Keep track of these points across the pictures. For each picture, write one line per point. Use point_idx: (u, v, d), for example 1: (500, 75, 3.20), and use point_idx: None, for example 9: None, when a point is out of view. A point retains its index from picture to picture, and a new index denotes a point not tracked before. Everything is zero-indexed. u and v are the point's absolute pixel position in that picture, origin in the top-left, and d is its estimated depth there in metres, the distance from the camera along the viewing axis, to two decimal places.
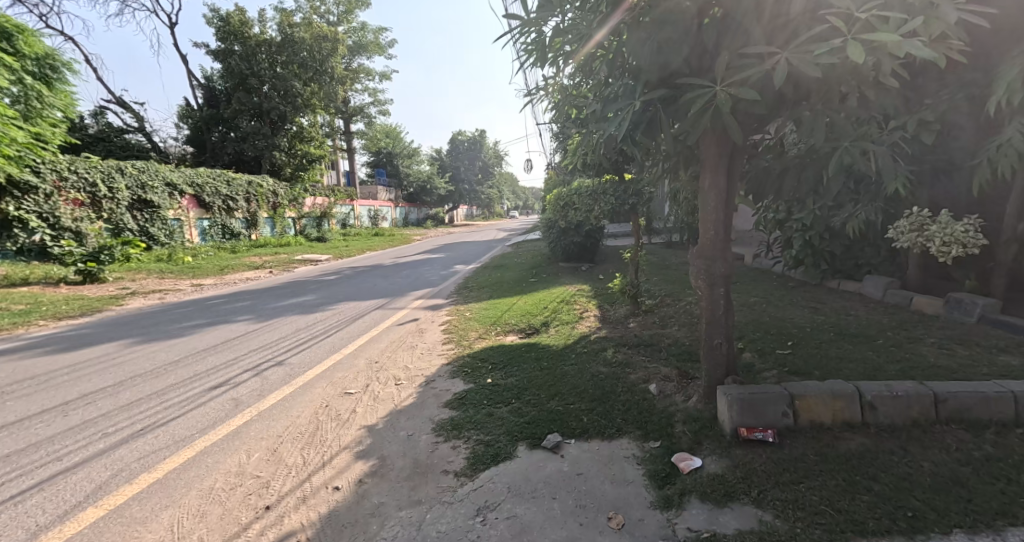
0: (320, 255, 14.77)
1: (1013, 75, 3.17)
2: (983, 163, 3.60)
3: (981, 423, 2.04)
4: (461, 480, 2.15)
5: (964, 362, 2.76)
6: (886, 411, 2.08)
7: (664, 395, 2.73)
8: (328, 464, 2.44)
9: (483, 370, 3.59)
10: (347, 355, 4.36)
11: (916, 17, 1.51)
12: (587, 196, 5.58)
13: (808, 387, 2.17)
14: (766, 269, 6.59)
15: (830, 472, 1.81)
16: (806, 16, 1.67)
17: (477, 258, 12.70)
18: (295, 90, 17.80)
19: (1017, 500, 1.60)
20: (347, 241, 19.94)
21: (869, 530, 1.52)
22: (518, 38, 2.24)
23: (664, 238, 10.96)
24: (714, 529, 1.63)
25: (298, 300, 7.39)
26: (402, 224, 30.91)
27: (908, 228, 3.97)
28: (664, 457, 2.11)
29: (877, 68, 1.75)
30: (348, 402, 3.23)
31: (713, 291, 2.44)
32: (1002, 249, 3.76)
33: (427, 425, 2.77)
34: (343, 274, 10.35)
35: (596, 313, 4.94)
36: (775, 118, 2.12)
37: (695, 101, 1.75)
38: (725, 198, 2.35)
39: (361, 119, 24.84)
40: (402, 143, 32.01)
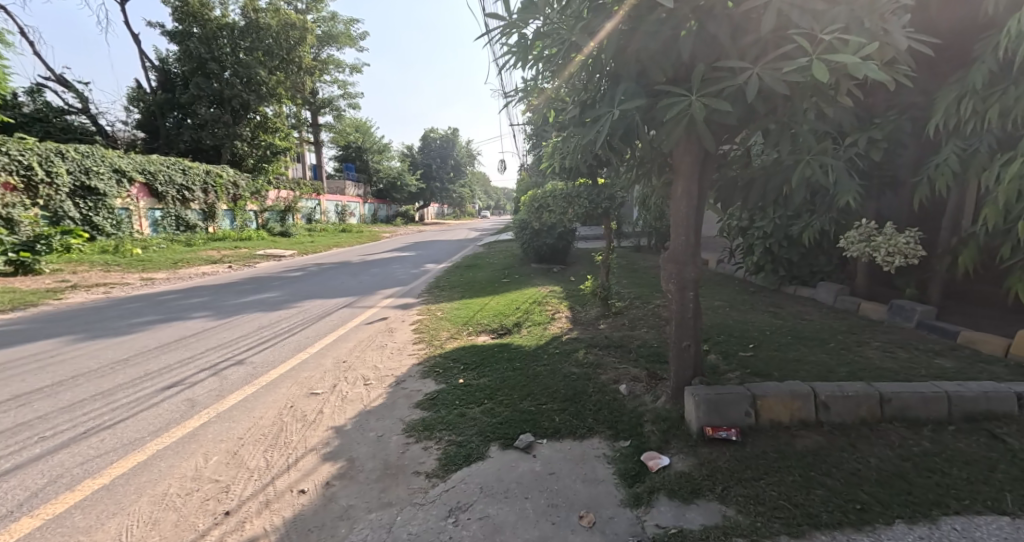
0: (283, 250, 14.28)
1: (950, 100, 3.48)
2: (923, 179, 3.90)
3: (920, 421, 2.20)
4: (433, 481, 2.14)
5: (905, 364, 2.97)
6: (838, 410, 2.22)
7: (634, 395, 2.80)
8: (293, 466, 2.37)
9: (455, 370, 3.58)
10: (313, 355, 4.23)
11: (874, 41, 1.62)
12: (561, 198, 5.66)
13: (768, 388, 2.28)
14: (728, 274, 6.87)
15: (787, 468, 1.91)
16: (775, 35, 1.77)
17: (447, 257, 12.61)
18: (259, 78, 17.12)
19: (951, 492, 1.74)
20: (312, 236, 19.36)
21: (822, 523, 1.61)
22: (498, 39, 2.25)
23: (633, 242, 11.22)
24: (681, 525, 1.69)
25: (260, 297, 7.12)
26: (369, 221, 30.30)
27: (858, 238, 4.23)
28: (633, 456, 2.17)
29: (837, 87, 1.86)
30: (315, 402, 3.15)
31: (683, 295, 2.53)
32: (938, 259, 4.06)
33: (397, 426, 2.73)
34: (308, 271, 10.05)
35: (568, 314, 5.02)
36: (744, 131, 2.23)
37: (671, 110, 1.81)
38: (696, 205, 2.44)
39: (329, 111, 24.16)
40: (371, 138, 31.33)
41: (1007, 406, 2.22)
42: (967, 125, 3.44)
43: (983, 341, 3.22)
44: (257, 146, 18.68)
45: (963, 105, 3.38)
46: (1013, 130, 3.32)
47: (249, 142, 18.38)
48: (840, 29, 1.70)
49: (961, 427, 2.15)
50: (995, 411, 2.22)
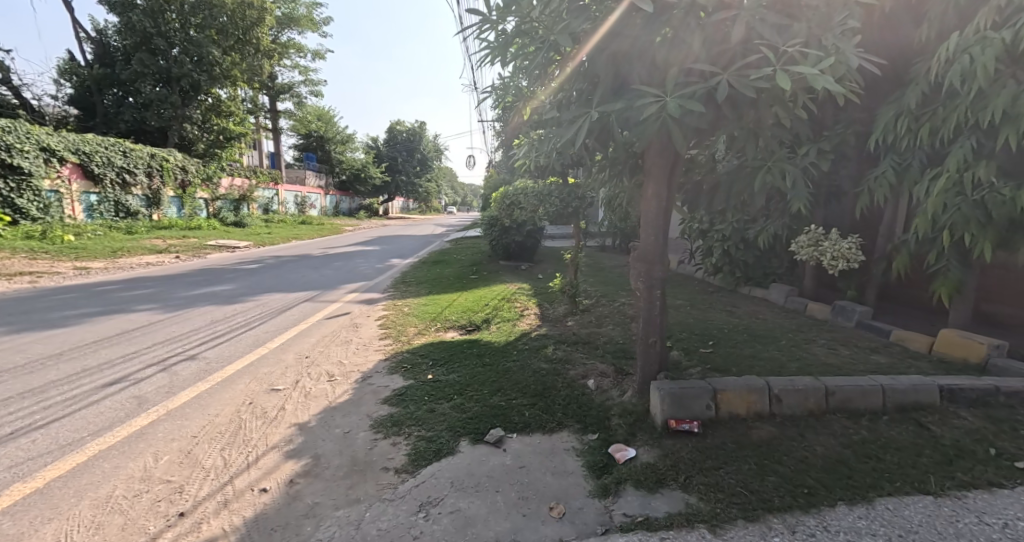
0: (238, 241, 13.60)
1: (888, 117, 3.78)
2: (864, 190, 4.21)
3: (859, 411, 2.39)
4: (402, 477, 2.13)
5: (847, 361, 3.21)
6: (789, 403, 2.38)
7: (601, 390, 2.89)
8: (253, 465, 2.28)
9: (423, 366, 3.55)
10: (273, 350, 4.08)
11: (830, 56, 1.75)
12: (532, 197, 5.72)
13: (727, 382, 2.41)
14: (689, 274, 7.16)
15: (744, 458, 2.03)
16: (743, 46, 1.87)
17: (413, 253, 12.45)
18: (212, 58, 16.19)
19: (884, 476, 1.90)
20: (269, 228, 18.55)
21: (775, 507, 1.73)
22: (476, 34, 2.25)
23: (598, 241, 11.46)
24: (647, 514, 1.76)
25: (212, 289, 6.77)
26: (329, 213, 29.36)
27: (807, 242, 4.52)
28: (601, 449, 2.24)
29: (794, 99, 1.99)
30: (276, 399, 3.04)
31: (651, 292, 2.64)
32: (876, 264, 4.40)
33: (364, 422, 2.68)
34: (265, 263, 9.65)
35: (536, 311, 5.08)
36: (711, 136, 2.34)
37: (646, 115, 1.87)
38: (665, 206, 2.54)
39: (289, 97, 23.18)
40: (334, 128, 30.31)
41: (933, 397, 2.44)
42: (902, 141, 3.75)
43: (912, 339, 3.52)
44: (209, 130, 17.80)
45: (899, 123, 3.68)
46: (941, 148, 3.64)
47: (199, 125, 17.47)
48: (801, 44, 1.82)
49: (894, 417, 2.35)
50: (923, 402, 2.43)
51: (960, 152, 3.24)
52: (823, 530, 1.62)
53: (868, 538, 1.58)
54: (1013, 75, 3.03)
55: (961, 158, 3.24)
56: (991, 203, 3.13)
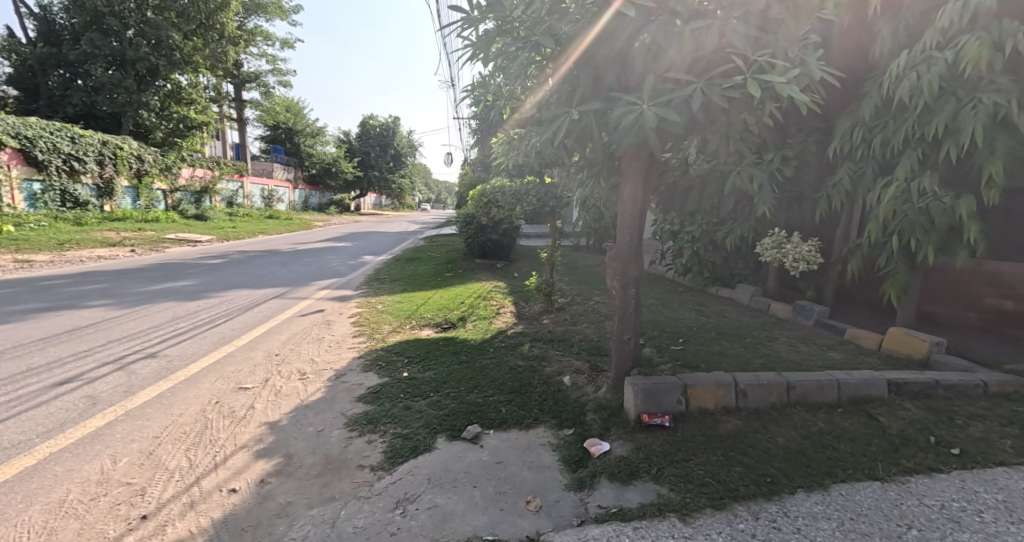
0: (200, 235, 13.06)
1: (846, 127, 4.00)
2: (823, 196, 4.45)
3: (818, 404, 2.53)
4: (379, 474, 2.12)
5: (806, 357, 3.38)
6: (754, 397, 2.50)
7: (577, 386, 2.94)
8: (221, 466, 2.21)
9: (399, 364, 3.52)
10: (240, 348, 3.95)
11: (796, 67, 1.85)
12: (510, 195, 5.76)
13: (696, 378, 2.51)
14: (660, 274, 7.36)
15: (712, 449, 2.12)
16: (716, 55, 1.95)
17: (387, 249, 12.29)
18: (171, 42, 15.45)
19: (838, 464, 2.02)
20: (232, 221, 17.86)
21: (740, 495, 1.82)
22: (457, 32, 2.25)
23: (573, 241, 11.61)
24: (621, 505, 1.82)
25: (173, 285, 6.49)
26: (297, 208, 28.54)
27: (771, 245, 4.73)
28: (576, 443, 2.29)
29: (762, 107, 2.09)
30: (244, 398, 2.95)
31: (625, 292, 2.72)
32: (833, 266, 4.65)
33: (338, 420, 2.65)
34: (230, 258, 9.32)
35: (512, 309, 5.11)
36: (684, 140, 2.43)
37: (625, 117, 1.93)
38: (641, 206, 2.61)
39: (256, 87, 22.38)
40: (304, 120, 29.45)
41: (883, 390, 2.60)
42: (857, 151, 3.98)
43: (864, 337, 3.73)
44: (167, 117, 16.77)
45: (855, 133, 3.90)
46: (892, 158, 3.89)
47: (157, 112, 16.45)
48: (769, 55, 1.92)
49: (848, 409, 2.50)
50: (874, 395, 2.59)
51: (908, 162, 3.47)
52: (783, 515, 1.71)
53: (823, 521, 1.68)
54: (954, 93, 3.27)
55: (909, 168, 3.47)
56: (935, 210, 3.37)
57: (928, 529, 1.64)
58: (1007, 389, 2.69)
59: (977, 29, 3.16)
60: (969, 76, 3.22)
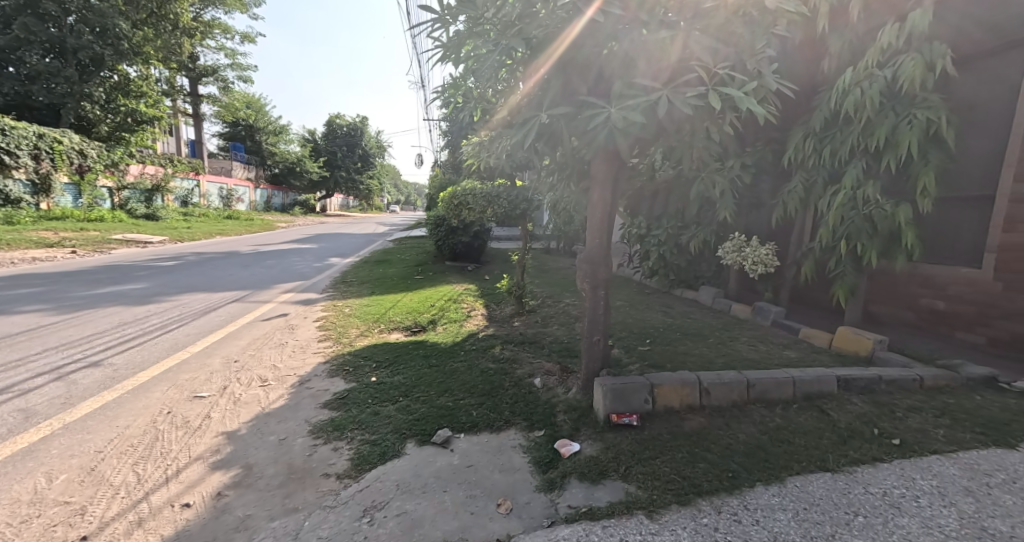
0: (152, 236, 12.41)
1: (799, 137, 4.21)
2: (779, 202, 4.66)
3: (776, 401, 2.65)
4: (345, 482, 2.06)
5: (765, 356, 3.53)
6: (717, 395, 2.59)
7: (547, 387, 2.97)
8: (173, 479, 2.10)
9: (367, 368, 3.45)
10: (195, 355, 3.76)
11: (753, 80, 1.94)
12: (481, 198, 5.76)
13: (663, 377, 2.58)
14: (628, 277, 7.52)
15: (677, 447, 2.18)
16: (681, 64, 2.01)
17: (356, 251, 12.04)
18: (118, 31, 14.62)
19: (793, 457, 2.12)
20: (187, 222, 17.04)
21: (704, 490, 1.87)
22: (427, 32, 2.25)
23: (544, 244, 11.70)
24: (590, 504, 1.85)
25: (121, 288, 6.12)
26: (259, 208, 27.55)
27: (732, 248, 4.93)
28: (547, 444, 2.31)
29: (723, 116, 2.17)
30: (199, 407, 2.82)
31: (595, 293, 2.78)
32: (789, 269, 4.88)
33: (302, 428, 2.57)
34: (184, 260, 8.88)
35: (483, 312, 5.10)
36: (651, 146, 2.49)
37: (593, 121, 1.96)
38: (609, 209, 2.66)
39: (213, 81, 21.47)
40: (266, 118, 28.48)
41: (834, 386, 2.75)
42: (809, 160, 4.20)
43: (817, 336, 3.93)
44: (113, 111, 15.84)
45: (808, 143, 4.11)
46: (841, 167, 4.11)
47: (102, 105, 15.51)
48: (729, 67, 2.00)
49: (802, 404, 2.62)
50: (825, 391, 2.73)
51: (855, 171, 3.69)
52: (743, 508, 1.78)
53: (779, 512, 1.76)
54: (896, 107, 3.50)
55: (855, 177, 3.69)
56: (879, 216, 3.59)
57: (872, 516, 1.74)
58: (941, 383, 2.89)
59: (914, 48, 3.41)
60: (908, 92, 3.46)
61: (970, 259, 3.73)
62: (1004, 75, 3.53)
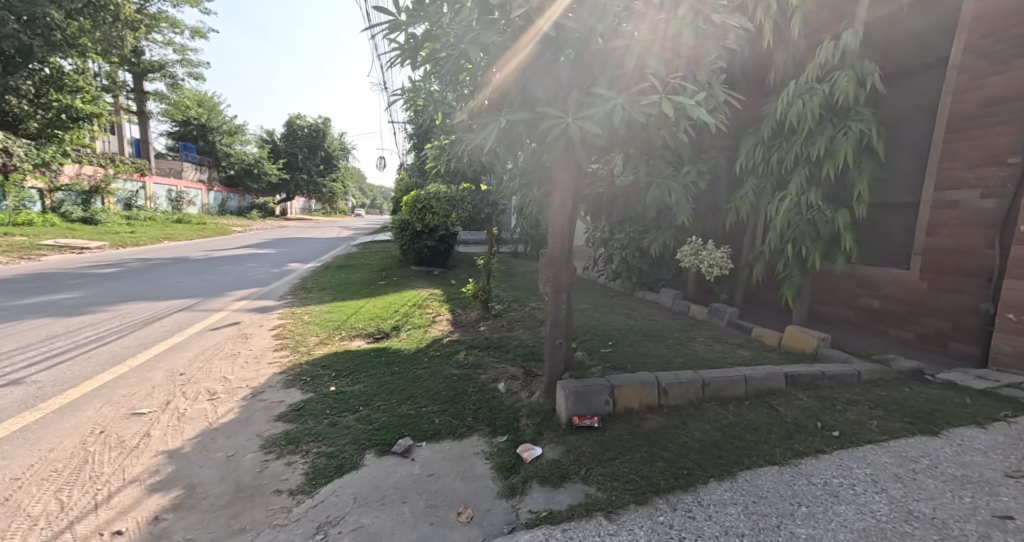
0: (91, 241, 11.59)
1: (750, 145, 4.42)
2: (732, 206, 4.86)
3: (729, 398, 2.75)
4: (297, 498, 1.98)
5: (719, 355, 3.66)
6: (674, 394, 2.66)
7: (511, 392, 2.96)
8: (103, 505, 1.95)
9: (326, 378, 3.34)
10: (136, 368, 3.53)
11: (702, 90, 2.01)
12: (446, 201, 5.71)
13: (623, 378, 2.63)
14: (593, 280, 7.64)
15: (637, 447, 2.22)
16: (635, 74, 2.05)
17: (317, 256, 11.65)
18: (51, 21, 13.54)
19: (745, 452, 2.20)
20: (131, 226, 16.01)
21: (661, 489, 1.91)
22: (384, 35, 2.22)
23: (511, 248, 11.73)
24: (551, 508, 1.85)
25: (53, 298, 5.68)
26: (212, 211, 26.27)
27: (690, 251, 5.10)
28: (510, 450, 2.30)
29: (676, 125, 2.23)
30: (137, 425, 2.64)
31: (557, 297, 2.80)
32: (742, 271, 5.09)
33: (252, 443, 2.45)
34: (128, 267, 8.35)
35: (448, 317, 5.04)
36: (609, 153, 2.54)
37: (551, 129, 1.98)
38: (570, 214, 2.70)
39: (160, 77, 20.34)
40: (220, 117, 27.22)
41: (782, 383, 2.88)
42: (758, 167, 4.40)
43: (768, 335, 4.11)
44: (44, 106, 14.53)
45: (757, 151, 4.32)
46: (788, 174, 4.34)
47: (31, 99, 14.21)
48: (679, 77, 2.07)
49: (753, 401, 2.74)
50: (774, 388, 2.86)
51: (799, 178, 3.90)
52: (697, 504, 1.83)
53: (730, 506, 1.82)
54: (835, 119, 3.73)
55: (799, 184, 3.90)
56: (821, 221, 3.81)
57: (814, 505, 1.83)
58: (876, 377, 3.09)
59: (848, 64, 3.65)
60: (844, 105, 3.71)
61: (901, 261, 4.01)
62: (928, 91, 3.83)
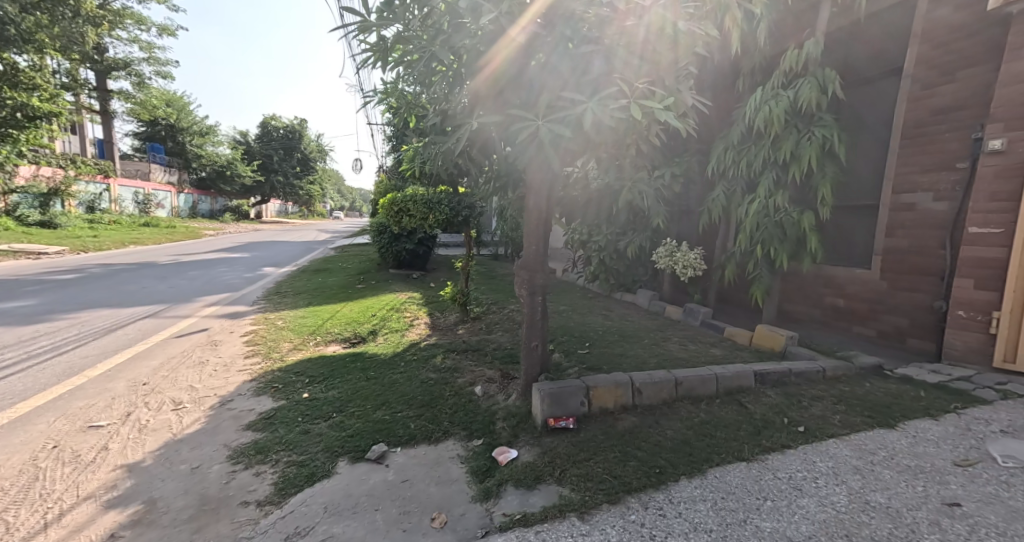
0: (49, 246, 11.06)
1: (720, 148, 4.53)
2: (705, 209, 4.97)
3: (701, 397, 2.81)
4: (265, 510, 1.93)
5: (692, 354, 3.74)
6: (647, 394, 2.70)
7: (488, 395, 2.96)
8: (55, 524, 1.86)
9: (298, 384, 3.27)
10: (95, 379, 3.38)
11: (670, 95, 2.04)
12: (423, 204, 5.68)
13: (598, 379, 2.66)
14: (572, 281, 7.69)
15: (611, 447, 2.25)
16: (606, 78, 2.08)
17: (292, 260, 11.39)
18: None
19: (714, 449, 2.25)
20: (94, 230, 15.34)
21: (634, 488, 1.94)
22: (356, 36, 2.20)
23: (491, 250, 11.72)
24: (525, 510, 1.86)
25: (6, 306, 5.40)
26: (182, 214, 25.44)
27: (665, 253, 5.19)
28: (485, 453, 2.30)
29: (647, 129, 2.26)
30: (94, 439, 2.53)
31: (533, 299, 2.81)
32: (715, 271, 5.21)
33: (218, 453, 2.38)
34: (90, 273, 8.01)
35: (426, 321, 5.00)
36: (582, 156, 2.57)
37: (522, 132, 1.99)
38: (545, 217, 2.72)
39: (125, 75, 19.56)
40: (190, 117, 26.36)
41: (751, 381, 2.96)
42: (728, 170, 4.52)
43: (739, 334, 4.22)
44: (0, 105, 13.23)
45: (727, 154, 4.44)
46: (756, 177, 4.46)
47: None
48: (648, 82, 2.11)
49: (724, 399, 2.80)
50: (744, 385, 2.93)
51: (766, 181, 4.02)
52: (668, 502, 1.86)
53: (699, 503, 1.86)
54: (799, 124, 3.86)
55: (767, 187, 4.02)
56: (787, 223, 3.93)
57: (778, 499, 1.89)
58: (840, 373, 3.21)
59: (810, 72, 3.80)
60: (807, 111, 3.84)
61: (862, 260, 4.17)
62: (885, 98, 4.00)
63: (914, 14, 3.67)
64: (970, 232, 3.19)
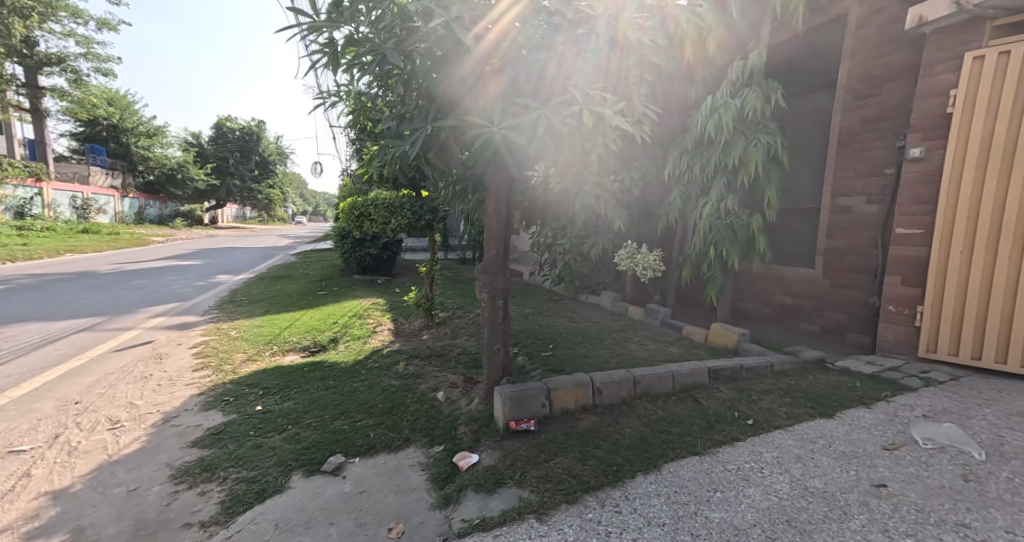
0: None
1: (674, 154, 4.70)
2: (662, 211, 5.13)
3: (658, 394, 2.88)
4: (209, 530, 1.84)
5: (652, 353, 3.84)
6: (607, 393, 2.75)
7: (450, 400, 2.93)
8: None
9: (251, 397, 3.13)
10: (21, 400, 3.12)
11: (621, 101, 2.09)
12: (384, 209, 5.58)
13: (559, 380, 2.68)
14: (539, 284, 7.74)
15: (570, 447, 2.27)
16: (559, 84, 2.11)
17: (250, 267, 10.94)
18: None
19: (670, 445, 2.32)
20: (26, 238, 14.22)
21: (592, 487, 1.97)
22: (307, 37, 2.16)
23: (459, 254, 11.64)
24: (483, 514, 1.85)
25: None
26: (126, 220, 23.93)
27: (626, 255, 5.32)
28: (446, 459, 2.27)
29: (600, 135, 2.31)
30: (16, 465, 2.33)
31: (494, 302, 2.81)
32: (673, 272, 5.38)
33: (159, 474, 2.24)
34: (19, 284, 7.41)
35: (390, 327, 4.90)
36: (541, 161, 2.59)
37: (478, 138, 2.00)
38: (504, 221, 2.73)
39: (59, 71, 18.23)
40: (135, 117, 24.87)
41: (705, 378, 3.06)
42: (682, 174, 4.69)
43: (696, 332, 4.36)
44: None
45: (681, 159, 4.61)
46: None
47: None
48: (600, 88, 2.15)
49: (680, 396, 2.89)
50: (699, 382, 3.04)
51: (717, 185, 4.20)
52: (624, 499, 1.90)
53: (653, 498, 1.91)
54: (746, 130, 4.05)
55: (718, 191, 4.20)
56: (737, 225, 4.12)
57: (727, 490, 1.96)
58: (786, 367, 3.37)
59: (754, 82, 4.00)
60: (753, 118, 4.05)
61: (806, 260, 4.41)
62: (823, 107, 4.26)
63: (846, 29, 3.92)
64: (897, 233, 3.44)
